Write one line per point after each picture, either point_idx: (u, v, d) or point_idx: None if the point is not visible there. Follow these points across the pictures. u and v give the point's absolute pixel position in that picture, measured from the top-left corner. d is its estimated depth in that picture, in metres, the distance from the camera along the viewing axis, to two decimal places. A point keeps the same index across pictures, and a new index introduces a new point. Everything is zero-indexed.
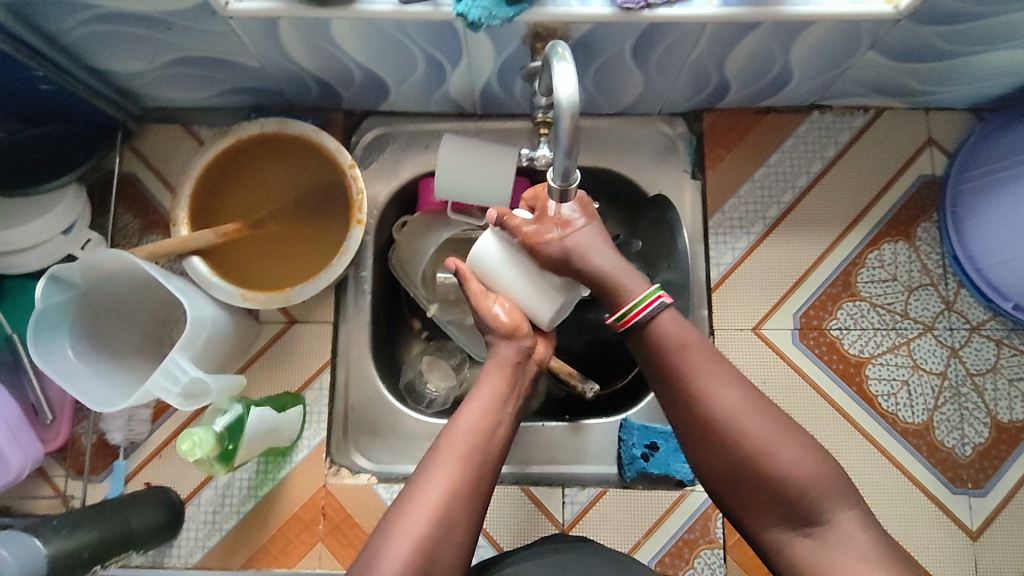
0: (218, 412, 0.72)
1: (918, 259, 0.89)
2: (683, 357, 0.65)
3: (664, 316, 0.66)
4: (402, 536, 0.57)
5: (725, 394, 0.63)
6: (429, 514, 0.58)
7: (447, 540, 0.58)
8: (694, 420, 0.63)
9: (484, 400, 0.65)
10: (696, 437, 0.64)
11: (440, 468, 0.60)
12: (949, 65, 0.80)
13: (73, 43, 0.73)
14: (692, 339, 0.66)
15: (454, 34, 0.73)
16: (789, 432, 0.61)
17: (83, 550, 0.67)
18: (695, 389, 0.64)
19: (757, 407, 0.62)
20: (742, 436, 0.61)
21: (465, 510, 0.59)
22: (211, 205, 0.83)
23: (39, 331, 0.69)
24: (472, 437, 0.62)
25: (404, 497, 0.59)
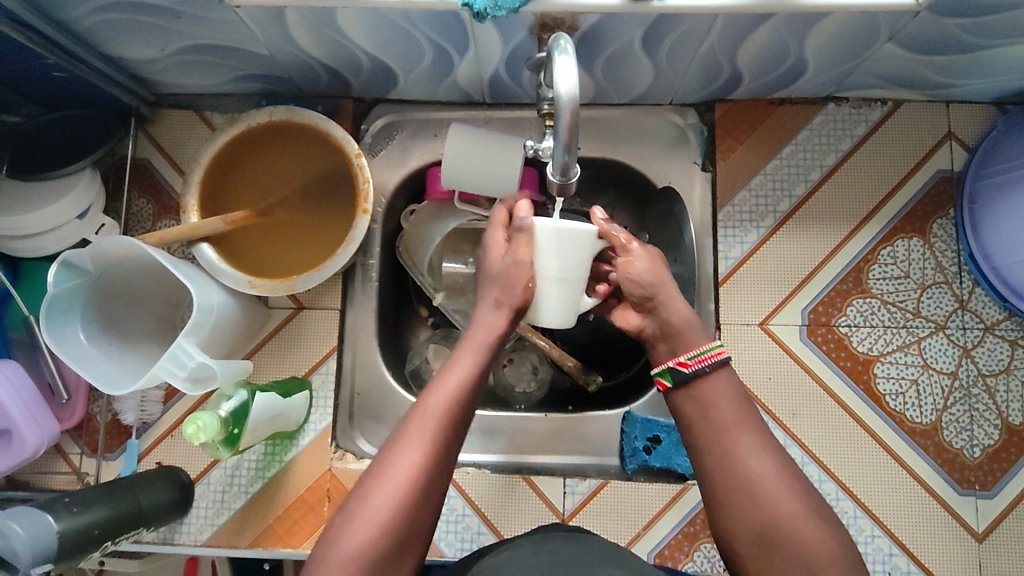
0: (224, 398, 0.74)
1: (932, 256, 0.87)
2: (728, 418, 0.62)
3: (719, 374, 0.64)
4: (384, 488, 0.56)
5: (762, 460, 0.59)
6: (412, 469, 0.56)
7: (427, 496, 0.57)
8: (726, 481, 0.59)
9: (461, 371, 0.62)
10: (722, 499, 0.59)
11: (423, 422, 0.59)
12: (971, 58, 0.78)
13: (84, 30, 0.74)
14: (741, 405, 0.63)
15: (461, 23, 0.72)
16: (820, 512, 0.57)
17: (94, 527, 0.70)
18: (732, 450, 0.60)
19: (794, 477, 0.59)
20: (772, 506, 0.57)
21: (442, 467, 0.58)
22: (221, 192, 0.84)
23: (52, 316, 0.71)
24: (457, 394, 0.60)
25: (385, 450, 0.58)
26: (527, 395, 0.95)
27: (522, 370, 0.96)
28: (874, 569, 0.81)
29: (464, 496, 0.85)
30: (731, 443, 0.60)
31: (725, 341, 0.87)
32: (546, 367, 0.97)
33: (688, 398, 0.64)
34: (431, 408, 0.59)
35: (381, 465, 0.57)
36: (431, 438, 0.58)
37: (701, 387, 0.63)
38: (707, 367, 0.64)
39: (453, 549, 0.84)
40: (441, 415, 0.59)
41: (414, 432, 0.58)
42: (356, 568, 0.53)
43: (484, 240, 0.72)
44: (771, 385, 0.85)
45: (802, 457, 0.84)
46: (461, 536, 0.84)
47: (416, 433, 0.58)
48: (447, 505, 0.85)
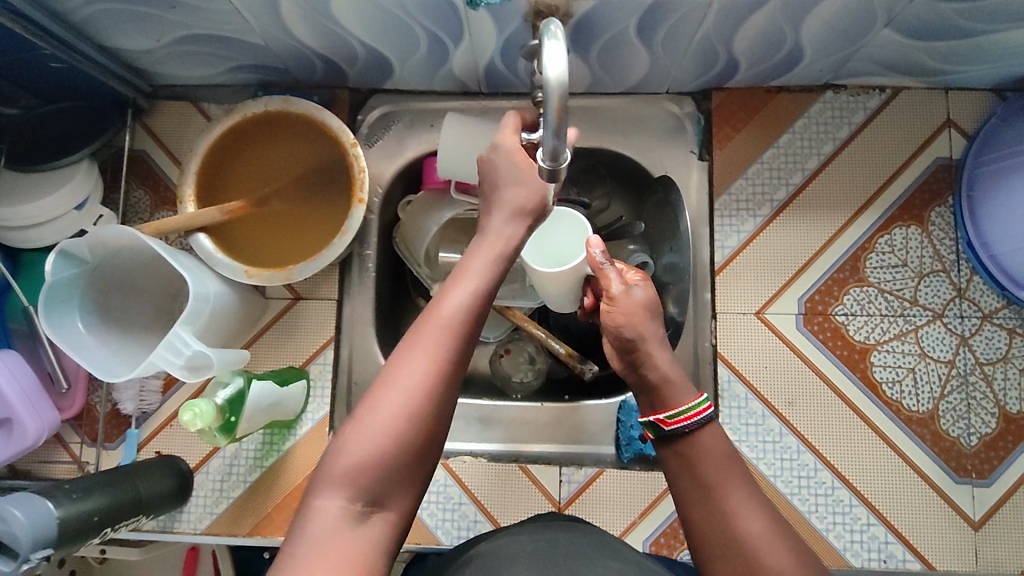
0: (220, 386, 0.74)
1: (931, 244, 0.86)
2: (719, 475, 0.60)
3: (708, 430, 0.62)
4: (392, 397, 0.52)
5: (752, 516, 0.58)
6: (422, 379, 0.53)
7: (438, 407, 0.53)
8: (717, 538, 0.58)
9: (476, 276, 0.58)
10: (714, 556, 0.58)
11: (435, 329, 0.55)
12: (969, 44, 0.77)
13: (80, 21, 0.74)
14: (735, 464, 0.61)
15: (455, 10, 0.72)
16: (810, 567, 0.55)
17: (94, 514, 0.70)
18: (721, 507, 0.59)
19: (786, 533, 0.57)
20: (761, 567, 0.55)
21: (455, 376, 0.54)
22: (217, 183, 0.85)
23: (50, 304, 0.72)
24: (470, 302, 0.56)
25: (394, 358, 0.55)
26: (523, 384, 0.95)
27: (518, 360, 0.97)
28: (870, 557, 0.81)
29: (461, 485, 0.86)
30: (720, 499, 0.59)
31: (720, 330, 0.87)
32: (543, 357, 0.97)
33: (680, 453, 0.63)
34: (444, 315, 0.55)
35: (390, 374, 0.54)
36: (443, 346, 0.54)
37: (691, 441, 0.62)
38: (690, 426, 0.62)
39: (449, 537, 0.84)
40: (453, 322, 0.55)
41: (425, 339, 0.54)
42: (364, 481, 0.51)
43: (502, 140, 0.65)
44: (768, 374, 0.85)
45: (798, 446, 0.84)
46: (457, 524, 0.84)
47: (427, 340, 0.54)
48: (444, 494, 0.85)
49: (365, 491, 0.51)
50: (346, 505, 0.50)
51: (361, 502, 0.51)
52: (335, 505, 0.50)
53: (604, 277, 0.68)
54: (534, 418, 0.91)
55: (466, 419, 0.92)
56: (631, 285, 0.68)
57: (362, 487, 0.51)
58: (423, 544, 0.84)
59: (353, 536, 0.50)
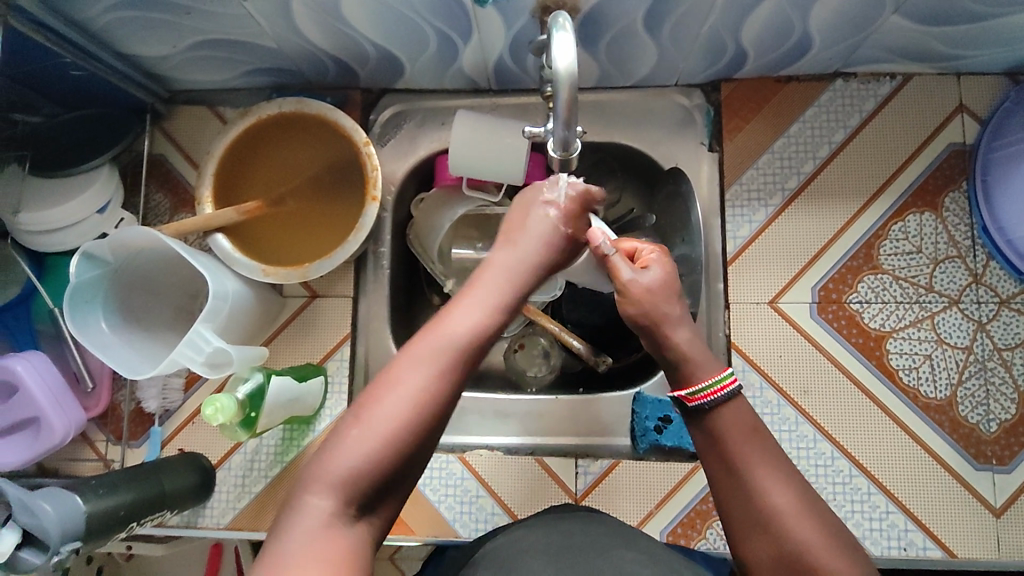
0: (242, 381, 0.76)
1: (945, 230, 0.86)
2: (742, 447, 0.60)
3: (730, 407, 0.62)
4: (391, 403, 0.54)
5: (776, 491, 0.57)
6: (422, 390, 0.54)
7: (431, 422, 0.54)
8: (745, 512, 0.58)
9: (485, 300, 0.60)
10: (742, 530, 0.57)
11: (443, 345, 0.56)
12: (981, 28, 0.77)
13: (100, 29, 0.76)
14: (760, 438, 0.61)
15: (463, 8, 0.73)
16: (840, 541, 0.55)
17: (120, 508, 0.72)
18: (749, 482, 0.58)
19: (812, 507, 0.57)
20: (789, 539, 0.55)
21: (451, 392, 0.56)
22: (234, 184, 0.86)
23: (75, 305, 0.74)
24: (475, 322, 0.58)
25: (392, 367, 0.56)
26: (537, 378, 0.97)
27: (533, 354, 0.98)
28: (890, 545, 0.80)
29: (477, 477, 0.87)
30: (746, 473, 0.59)
31: (734, 320, 0.87)
32: (556, 351, 0.98)
33: (705, 426, 0.62)
34: (449, 329, 0.57)
35: (389, 378, 0.55)
36: (446, 361, 0.56)
37: (715, 417, 0.62)
38: (716, 400, 0.62)
39: (468, 530, 0.85)
40: (464, 338, 0.57)
41: (427, 348, 0.56)
42: (354, 488, 0.52)
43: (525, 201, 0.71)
44: (782, 364, 0.85)
45: (813, 434, 0.84)
46: (475, 516, 0.85)
47: (428, 350, 0.56)
48: (462, 487, 0.86)
49: (354, 496, 0.52)
50: (327, 506, 0.51)
51: (349, 506, 0.52)
52: (325, 504, 0.51)
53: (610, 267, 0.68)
54: (549, 411, 0.91)
55: (481, 413, 0.92)
56: (641, 271, 0.67)
57: (352, 494, 0.52)
58: (442, 535, 0.85)
59: (338, 536, 0.50)
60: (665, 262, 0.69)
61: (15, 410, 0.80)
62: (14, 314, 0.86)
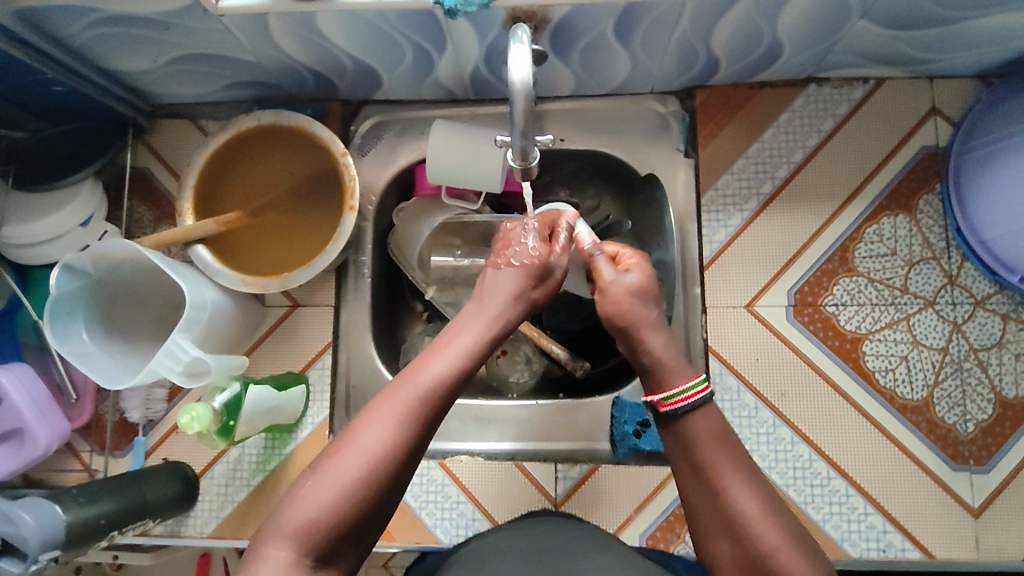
0: (219, 390, 0.77)
1: (919, 232, 0.87)
2: (709, 449, 0.60)
3: (702, 412, 0.61)
4: (351, 455, 0.54)
5: (741, 493, 0.58)
6: (382, 445, 0.54)
7: (394, 472, 0.55)
8: (710, 513, 0.58)
9: (459, 346, 0.59)
10: (709, 528, 0.58)
11: (406, 396, 0.56)
12: (949, 31, 0.78)
13: (80, 46, 0.78)
14: (728, 439, 0.61)
15: (435, 20, 0.74)
16: (804, 544, 0.56)
17: (101, 517, 0.73)
18: (715, 483, 0.59)
19: (777, 508, 0.58)
20: (752, 539, 0.56)
21: (415, 446, 0.56)
22: (214, 195, 0.88)
23: (56, 316, 0.75)
24: (445, 372, 0.57)
25: (357, 418, 0.56)
26: (520, 384, 0.97)
27: (515, 361, 0.98)
28: (868, 547, 0.81)
29: (458, 483, 0.87)
30: (712, 476, 0.59)
31: (711, 324, 0.88)
32: (538, 357, 0.98)
33: (675, 430, 0.62)
34: (418, 383, 0.57)
35: (353, 432, 0.55)
36: (408, 413, 0.56)
37: (685, 422, 0.62)
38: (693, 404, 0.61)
39: (448, 536, 0.86)
40: (427, 387, 0.57)
41: (392, 400, 0.56)
42: (312, 541, 0.52)
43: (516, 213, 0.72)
44: (759, 367, 0.86)
45: (791, 437, 0.84)
46: (455, 523, 0.86)
47: (392, 404, 0.56)
48: (442, 493, 0.87)
49: (315, 548, 0.52)
50: (286, 562, 0.51)
51: (311, 558, 0.52)
52: (284, 555, 0.51)
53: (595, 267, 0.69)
54: (529, 417, 0.92)
55: (462, 419, 0.93)
56: (623, 273, 0.67)
57: (311, 547, 0.52)
58: (422, 542, 0.85)
59: None
60: (641, 263, 0.69)
61: (0, 421, 0.81)
62: None
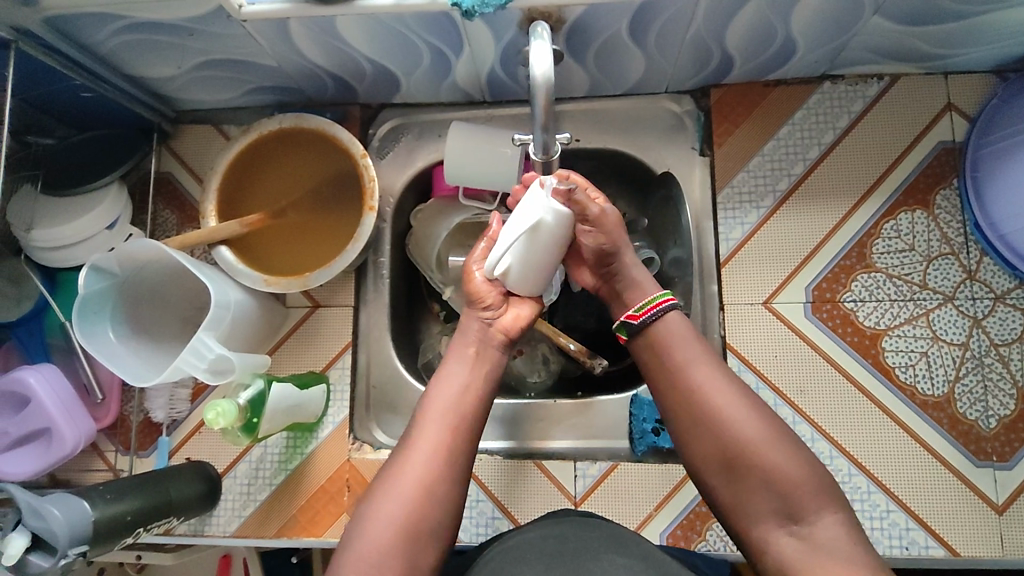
0: (242, 387, 0.78)
1: (937, 228, 0.86)
2: (685, 354, 0.69)
3: (670, 316, 0.71)
4: (399, 485, 0.63)
5: (720, 392, 0.66)
6: (424, 471, 0.64)
7: (436, 491, 0.63)
8: (689, 414, 0.67)
9: (460, 377, 0.70)
10: (689, 428, 0.67)
11: (430, 430, 0.66)
12: (964, 26, 0.78)
13: (107, 53, 0.80)
14: (693, 345, 0.69)
15: (453, 23, 0.75)
16: (779, 431, 0.64)
17: (127, 514, 0.74)
18: (697, 386, 0.67)
19: (749, 403, 0.66)
20: (731, 431, 0.64)
21: (448, 469, 0.65)
22: (236, 198, 0.89)
23: (84, 315, 0.76)
24: (454, 403, 0.68)
25: (397, 455, 0.66)
26: (538, 384, 0.98)
27: (532, 360, 0.98)
28: (892, 545, 0.80)
29: (478, 482, 0.88)
30: (687, 378, 0.68)
31: (729, 322, 0.88)
32: (555, 357, 0.99)
33: (650, 341, 0.71)
34: (434, 416, 0.67)
35: (395, 468, 0.65)
36: (438, 438, 0.66)
37: (655, 329, 0.71)
38: (657, 312, 0.71)
39: (469, 534, 0.86)
40: (446, 408, 0.68)
41: (422, 438, 0.66)
42: (376, 560, 0.59)
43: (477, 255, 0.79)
44: (777, 363, 0.86)
45: (811, 434, 0.84)
46: (475, 521, 0.86)
47: (422, 438, 0.66)
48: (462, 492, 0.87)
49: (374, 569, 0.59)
50: None
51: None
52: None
53: (585, 200, 0.72)
54: (547, 414, 0.92)
55: None
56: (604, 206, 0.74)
57: (374, 565, 0.59)
58: None
59: None
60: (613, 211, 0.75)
61: (29, 421, 0.82)
62: (27, 328, 0.88)
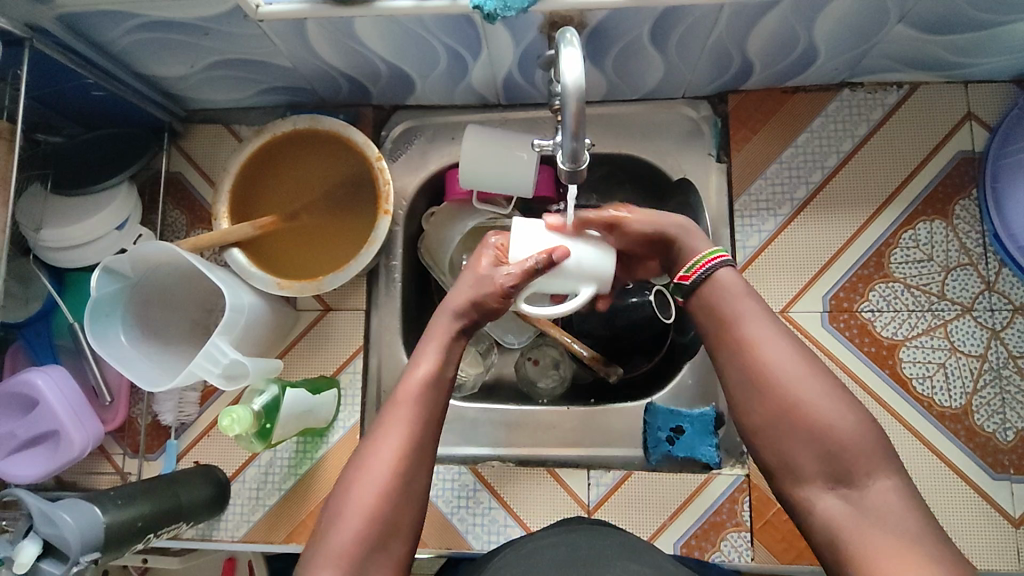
0: (257, 392, 0.77)
1: (956, 238, 0.86)
2: (740, 312, 0.63)
3: (722, 273, 0.66)
4: (370, 474, 0.59)
5: (775, 352, 0.60)
6: (393, 461, 0.59)
7: (407, 482, 0.60)
8: (742, 366, 0.62)
9: (428, 361, 0.65)
10: (739, 380, 0.62)
11: (399, 416, 0.62)
12: (987, 36, 0.77)
13: (121, 51, 0.79)
14: (749, 294, 0.64)
15: (473, 25, 0.74)
16: (835, 387, 0.59)
17: (138, 520, 0.73)
18: (753, 343, 0.61)
19: (804, 357, 0.60)
20: (785, 385, 0.59)
21: (418, 457, 0.61)
22: (249, 200, 0.88)
23: (95, 318, 0.75)
24: (421, 390, 0.63)
25: (368, 440, 0.61)
26: (550, 390, 0.97)
27: (545, 366, 0.98)
28: None
29: (489, 488, 0.87)
30: (740, 329, 0.63)
31: None
32: (567, 362, 0.98)
33: (704, 292, 0.66)
34: (402, 401, 0.63)
35: (367, 454, 0.60)
36: (410, 425, 0.61)
37: (709, 282, 0.66)
38: (708, 271, 0.66)
39: (481, 541, 0.85)
40: (418, 393, 0.63)
41: (391, 424, 0.61)
42: (354, 556, 0.56)
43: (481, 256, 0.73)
44: None
45: None
46: (487, 528, 0.85)
47: (392, 424, 0.61)
48: (474, 498, 0.87)
49: (355, 564, 0.55)
50: None
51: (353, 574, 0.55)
52: None
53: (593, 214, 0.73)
54: (560, 422, 0.92)
55: (492, 424, 0.92)
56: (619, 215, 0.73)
57: (353, 561, 0.55)
58: (454, 548, 0.85)
59: None
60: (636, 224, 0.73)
61: (36, 424, 0.81)
62: (34, 330, 0.87)
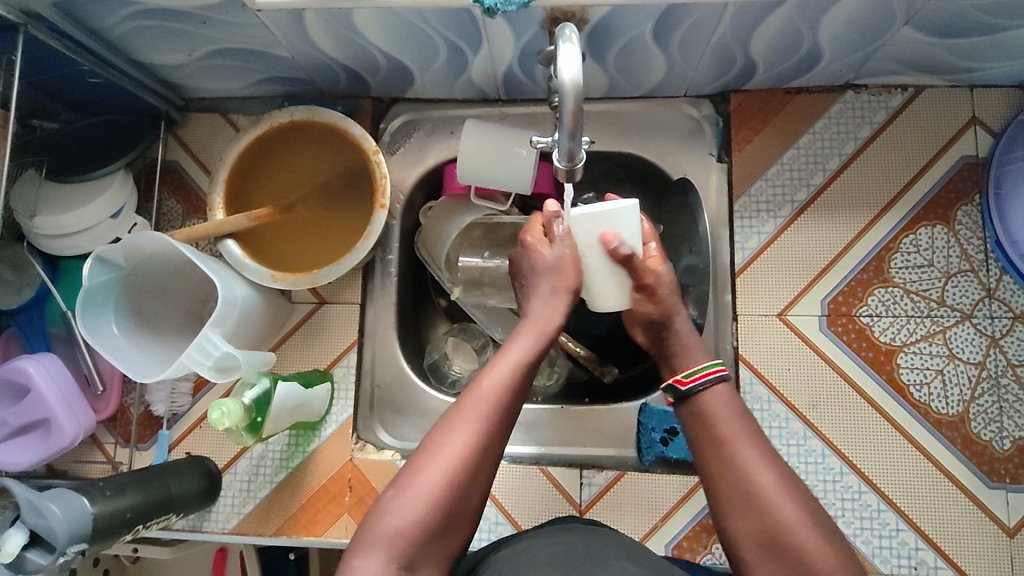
0: (248, 386, 0.76)
1: (958, 244, 0.85)
2: (729, 431, 0.62)
3: (715, 390, 0.66)
4: (437, 464, 0.56)
5: (764, 472, 0.59)
6: (462, 454, 0.57)
7: (473, 476, 0.57)
8: (730, 487, 0.59)
9: (513, 360, 0.62)
10: (725, 502, 0.59)
11: (475, 405, 0.59)
12: (993, 40, 0.76)
13: (117, 38, 0.78)
14: (739, 419, 0.63)
15: (473, 19, 0.73)
16: (822, 520, 0.57)
17: (126, 511, 0.73)
18: (740, 466, 0.59)
19: (795, 487, 0.58)
20: (772, 514, 0.56)
21: (490, 452, 0.58)
22: (245, 191, 0.87)
23: (86, 308, 0.75)
24: (504, 386, 0.60)
25: (436, 429, 0.59)
26: (545, 389, 0.96)
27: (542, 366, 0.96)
28: (900, 564, 0.79)
29: None
30: (729, 450, 0.61)
31: (742, 332, 0.86)
32: (562, 360, 0.97)
33: (695, 409, 0.65)
34: (484, 393, 0.60)
35: (432, 443, 0.58)
36: (484, 420, 0.58)
37: (701, 399, 0.65)
38: (702, 384, 0.66)
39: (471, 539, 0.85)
40: (499, 387, 0.60)
41: (466, 414, 0.58)
42: (401, 544, 0.53)
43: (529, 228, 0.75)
44: (791, 376, 0.85)
45: (823, 449, 0.82)
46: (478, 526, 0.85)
47: (466, 416, 0.58)
48: None
49: (400, 554, 0.53)
50: (384, 565, 0.52)
51: (396, 565, 0.53)
52: (374, 562, 0.52)
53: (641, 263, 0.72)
54: (554, 420, 0.92)
55: None
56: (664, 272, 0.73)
57: (399, 549, 0.53)
58: None
59: None
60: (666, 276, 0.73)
61: (26, 412, 0.81)
62: (27, 316, 0.87)
